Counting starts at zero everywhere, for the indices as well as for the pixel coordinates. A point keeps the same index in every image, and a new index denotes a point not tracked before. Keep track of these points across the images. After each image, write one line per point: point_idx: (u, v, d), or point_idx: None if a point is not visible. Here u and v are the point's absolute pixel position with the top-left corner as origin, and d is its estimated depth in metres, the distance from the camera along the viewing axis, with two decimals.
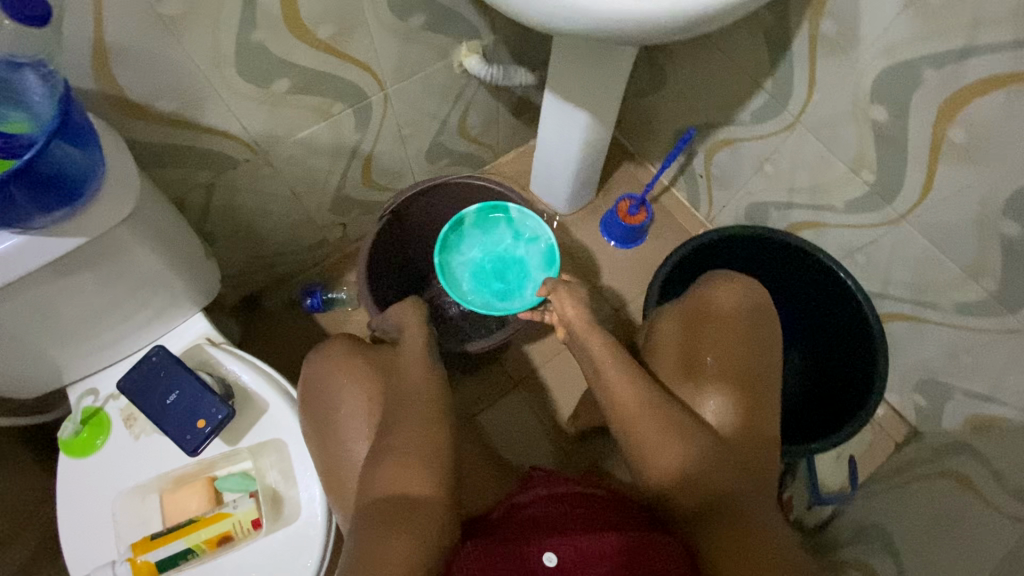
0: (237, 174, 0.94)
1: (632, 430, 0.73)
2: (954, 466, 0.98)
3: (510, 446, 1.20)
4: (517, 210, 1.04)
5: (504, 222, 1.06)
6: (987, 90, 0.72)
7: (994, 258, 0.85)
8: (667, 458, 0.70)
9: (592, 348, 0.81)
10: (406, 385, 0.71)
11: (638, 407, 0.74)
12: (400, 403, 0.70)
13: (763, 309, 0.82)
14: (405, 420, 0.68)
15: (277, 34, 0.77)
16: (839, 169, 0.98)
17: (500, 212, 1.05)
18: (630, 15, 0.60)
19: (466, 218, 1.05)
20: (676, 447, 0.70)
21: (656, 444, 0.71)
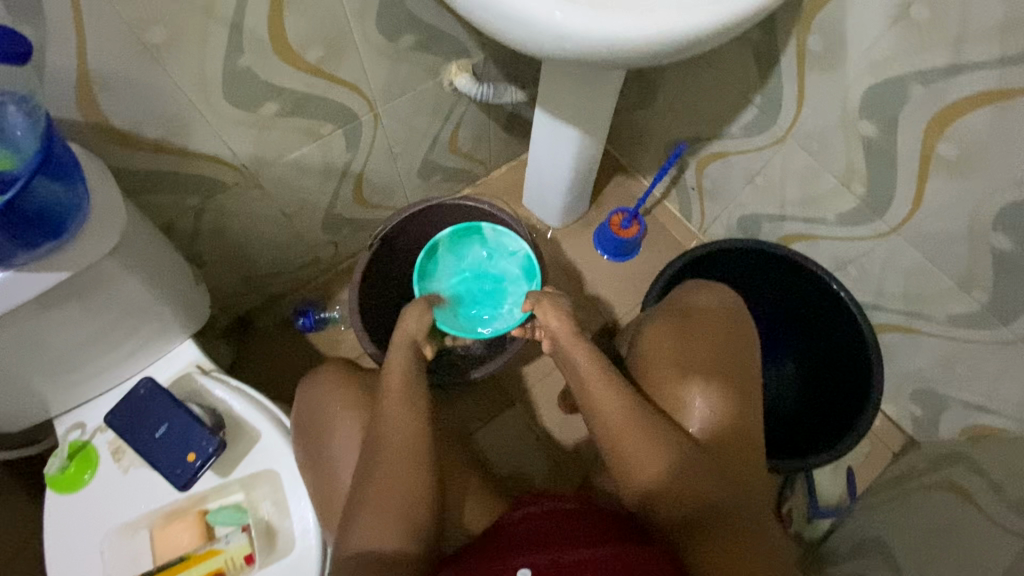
0: (226, 197, 0.93)
1: (618, 446, 0.74)
2: (952, 477, 0.98)
3: (508, 464, 1.19)
4: (489, 226, 1.04)
5: (476, 241, 1.06)
6: (975, 106, 0.73)
7: (986, 270, 0.85)
8: (653, 472, 0.72)
9: (578, 361, 0.81)
10: (385, 418, 0.69)
11: (624, 424, 0.74)
12: (376, 438, 0.68)
13: (741, 319, 0.85)
14: (382, 462, 0.67)
15: (264, 59, 0.76)
16: (829, 183, 0.98)
17: (471, 231, 1.05)
18: (618, 40, 0.60)
19: (440, 242, 1.03)
20: (663, 461, 0.72)
21: (643, 459, 0.72)
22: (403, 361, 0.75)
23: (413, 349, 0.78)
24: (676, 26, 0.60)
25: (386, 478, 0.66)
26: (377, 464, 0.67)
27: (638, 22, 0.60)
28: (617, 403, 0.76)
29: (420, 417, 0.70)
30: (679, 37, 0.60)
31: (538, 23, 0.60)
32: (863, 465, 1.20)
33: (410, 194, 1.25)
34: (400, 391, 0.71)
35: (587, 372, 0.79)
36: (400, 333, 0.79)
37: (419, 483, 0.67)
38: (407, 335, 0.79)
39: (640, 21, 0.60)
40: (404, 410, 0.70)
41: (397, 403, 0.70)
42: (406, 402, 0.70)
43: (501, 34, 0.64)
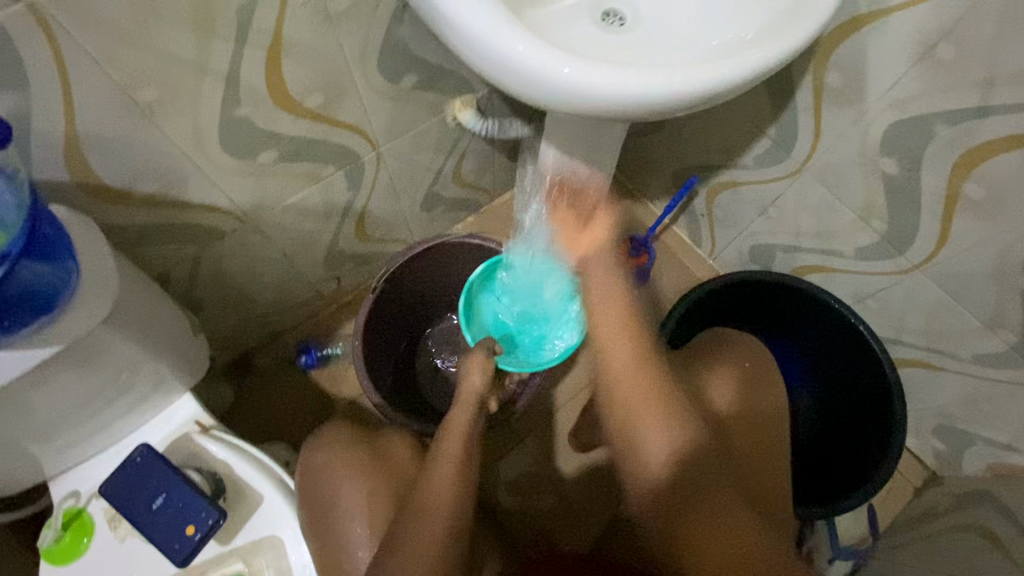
0: (224, 244, 0.90)
1: (626, 410, 0.74)
2: (980, 520, 0.95)
3: (519, 503, 1.16)
4: (513, 255, 1.00)
5: (503, 271, 1.02)
6: (1003, 148, 0.70)
7: (1015, 312, 0.82)
8: (657, 439, 0.71)
9: (611, 303, 0.79)
10: (426, 493, 0.68)
11: (640, 382, 0.74)
12: (419, 500, 0.68)
13: (760, 351, 0.88)
14: (423, 522, 0.66)
15: (262, 109, 0.74)
16: (848, 217, 0.95)
17: (495, 264, 1.03)
18: (630, 96, 0.59)
19: (473, 284, 1.02)
20: (678, 434, 0.71)
21: (649, 427, 0.72)
22: (467, 427, 0.75)
23: (477, 406, 0.78)
24: (692, 83, 0.59)
25: (426, 536, 0.64)
26: (405, 539, 0.65)
27: (652, 79, 0.59)
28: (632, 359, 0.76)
29: (467, 493, 0.70)
30: (696, 91, 0.59)
31: (550, 80, 0.59)
32: (884, 501, 1.16)
33: (414, 227, 1.22)
34: (460, 456, 0.72)
35: (608, 310, 0.79)
36: (466, 388, 0.79)
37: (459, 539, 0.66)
38: (475, 390, 0.79)
39: (655, 78, 0.59)
40: (457, 470, 0.71)
41: (452, 468, 0.70)
42: (462, 467, 0.71)
43: (511, 88, 0.63)
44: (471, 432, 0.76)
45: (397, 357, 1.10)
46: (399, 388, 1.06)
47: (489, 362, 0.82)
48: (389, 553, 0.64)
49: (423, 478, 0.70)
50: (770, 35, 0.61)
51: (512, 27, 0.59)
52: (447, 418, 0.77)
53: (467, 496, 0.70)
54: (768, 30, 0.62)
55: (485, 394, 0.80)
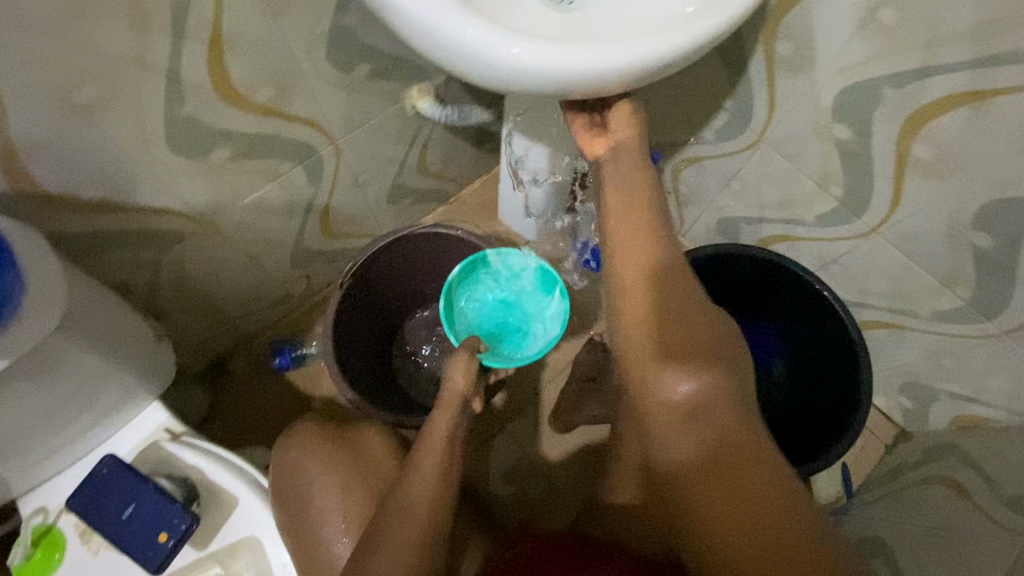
0: (183, 247, 0.88)
1: (645, 351, 0.62)
2: (947, 470, 0.98)
3: (507, 492, 1.17)
4: (493, 252, 1.01)
5: (482, 271, 1.03)
6: (948, 109, 0.72)
7: (967, 268, 0.84)
8: (679, 394, 0.59)
9: (625, 220, 0.66)
10: (406, 490, 0.67)
11: (657, 319, 0.62)
12: (399, 505, 0.67)
13: None
14: (399, 530, 0.64)
15: (209, 106, 0.72)
16: (806, 185, 0.96)
17: (476, 262, 1.01)
18: (578, 72, 0.59)
19: (452, 282, 0.99)
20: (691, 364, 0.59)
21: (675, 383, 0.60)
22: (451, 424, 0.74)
23: (461, 407, 0.76)
24: (642, 56, 0.59)
25: (399, 546, 0.64)
26: (386, 536, 0.65)
27: (599, 54, 0.59)
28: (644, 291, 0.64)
29: (450, 489, 0.69)
30: (645, 65, 0.60)
31: (499, 60, 0.59)
32: (857, 462, 1.19)
33: (382, 220, 1.21)
34: (443, 451, 0.71)
35: (624, 219, 0.67)
36: (450, 390, 0.77)
37: (434, 548, 0.65)
38: (459, 393, 0.77)
39: (604, 52, 0.59)
40: (438, 476, 0.69)
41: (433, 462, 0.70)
42: (443, 473, 0.69)
43: (462, 71, 0.63)
44: (456, 434, 0.74)
45: (372, 353, 1.08)
46: (375, 383, 1.05)
47: (473, 362, 0.79)
48: (365, 558, 0.64)
49: (405, 484, 0.69)
50: (715, 7, 0.62)
51: (457, 8, 0.58)
52: (431, 417, 0.76)
53: (447, 507, 0.68)
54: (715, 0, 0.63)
55: (471, 395, 0.78)
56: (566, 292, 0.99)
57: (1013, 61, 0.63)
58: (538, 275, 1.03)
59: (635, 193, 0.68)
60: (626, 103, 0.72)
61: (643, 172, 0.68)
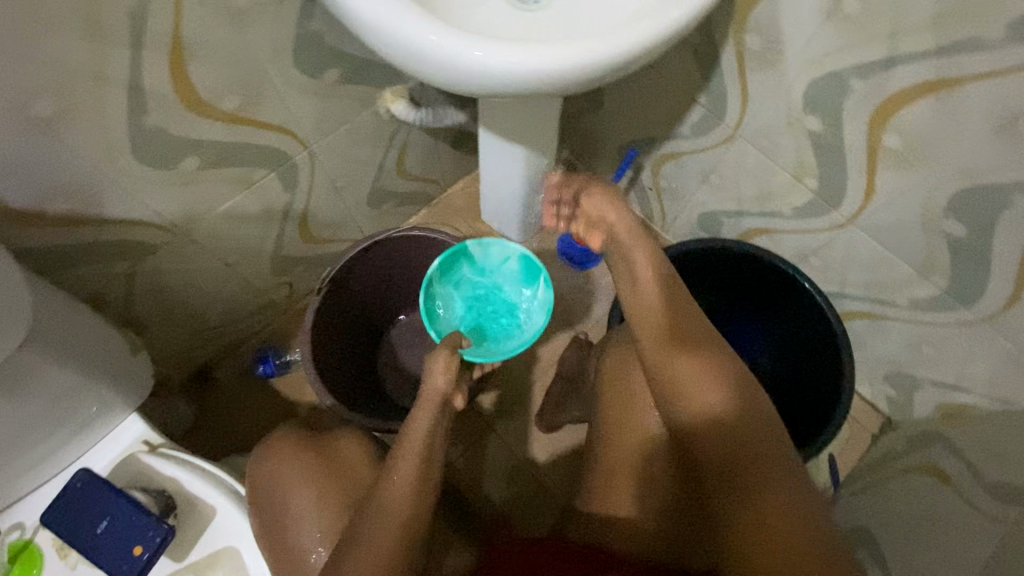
0: (158, 258, 0.88)
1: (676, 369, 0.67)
2: (931, 459, 0.98)
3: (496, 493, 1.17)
4: (474, 243, 1.00)
5: (466, 263, 1.02)
6: (915, 98, 0.72)
7: (943, 256, 0.84)
8: (711, 405, 0.65)
9: (635, 265, 0.72)
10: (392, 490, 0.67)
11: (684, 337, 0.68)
12: (380, 502, 0.67)
13: None
14: (372, 541, 0.64)
15: (175, 116, 0.72)
16: (782, 178, 0.96)
17: (457, 254, 1.00)
18: (537, 71, 0.59)
19: (433, 277, 0.98)
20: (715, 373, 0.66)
21: (702, 389, 0.65)
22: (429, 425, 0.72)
23: (442, 405, 0.73)
24: (604, 53, 0.59)
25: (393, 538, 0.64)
26: (373, 527, 0.65)
27: (557, 53, 0.59)
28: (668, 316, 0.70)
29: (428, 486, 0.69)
30: (608, 62, 0.60)
31: (462, 64, 0.59)
32: (844, 453, 1.19)
33: (363, 225, 1.21)
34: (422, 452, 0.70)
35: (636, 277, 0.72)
36: (428, 389, 0.73)
37: (404, 561, 0.64)
38: (439, 391, 0.74)
39: (567, 51, 0.59)
40: (412, 483, 0.68)
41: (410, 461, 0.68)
42: (418, 481, 0.68)
43: (427, 76, 0.63)
44: (433, 436, 0.72)
45: (355, 358, 1.08)
46: (358, 389, 1.05)
47: (455, 357, 0.75)
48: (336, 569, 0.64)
49: (380, 493, 0.68)
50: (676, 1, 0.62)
51: (418, 14, 0.58)
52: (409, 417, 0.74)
53: (422, 516, 0.67)
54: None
55: (451, 393, 0.74)
56: (550, 281, 0.98)
57: (974, 49, 0.63)
58: (523, 264, 1.01)
59: (641, 260, 0.72)
60: (602, 188, 0.75)
61: (646, 231, 0.73)
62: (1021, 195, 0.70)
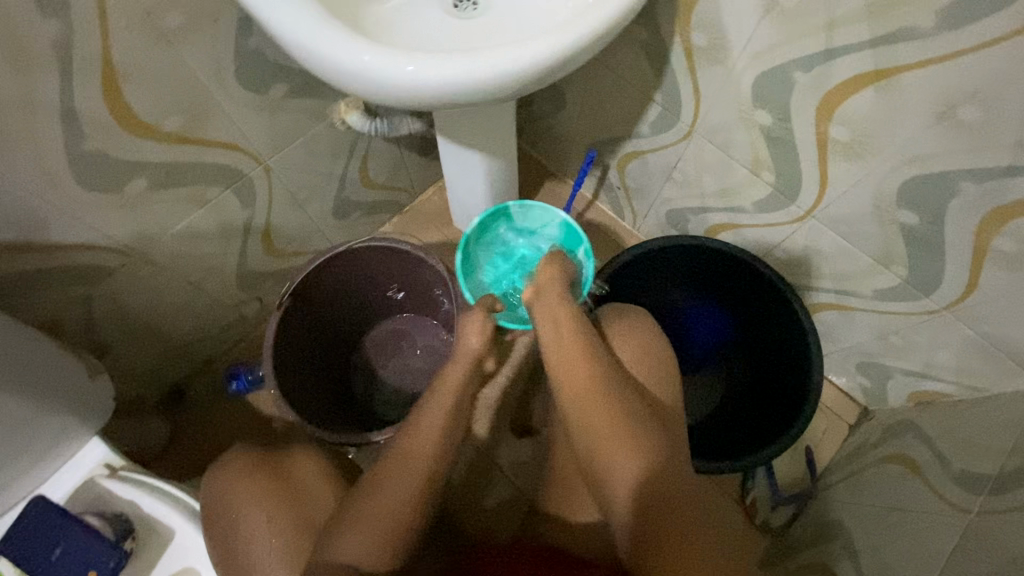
0: (114, 281, 0.87)
1: (586, 425, 0.66)
2: (902, 448, 0.98)
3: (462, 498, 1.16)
4: (515, 205, 1.03)
5: (505, 224, 1.06)
6: (857, 89, 0.71)
7: (898, 245, 0.84)
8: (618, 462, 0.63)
9: (562, 334, 0.72)
10: (417, 441, 0.68)
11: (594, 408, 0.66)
12: (397, 450, 0.67)
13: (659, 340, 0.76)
14: (400, 469, 0.65)
15: (114, 139, 0.72)
16: (741, 173, 0.96)
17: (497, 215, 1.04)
18: (461, 82, 0.59)
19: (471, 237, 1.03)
20: (620, 434, 0.64)
21: (609, 451, 0.64)
22: (462, 376, 0.76)
23: (474, 363, 0.79)
24: (535, 60, 0.59)
25: (388, 506, 0.62)
26: (368, 505, 0.63)
27: (481, 63, 0.59)
28: (594, 394, 0.66)
29: (451, 446, 0.69)
30: (534, 69, 0.60)
31: (394, 80, 0.58)
32: (822, 444, 1.18)
33: (330, 236, 1.20)
34: (450, 407, 0.72)
35: (560, 350, 0.71)
36: (462, 347, 0.80)
37: (413, 523, 0.63)
38: (471, 349, 0.79)
39: (499, 58, 0.59)
40: (445, 425, 0.70)
41: (439, 416, 0.70)
42: (451, 420, 0.71)
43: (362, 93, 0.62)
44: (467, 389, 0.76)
45: (323, 371, 1.07)
46: (325, 402, 1.04)
47: (489, 321, 0.81)
48: (353, 508, 0.63)
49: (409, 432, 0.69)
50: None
51: (346, 32, 0.58)
52: (442, 373, 0.77)
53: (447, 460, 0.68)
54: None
55: (484, 353, 0.80)
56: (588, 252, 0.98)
57: (908, 38, 0.63)
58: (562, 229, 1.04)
59: (567, 337, 0.71)
60: (546, 259, 0.83)
61: (575, 313, 0.74)
62: (968, 182, 0.69)
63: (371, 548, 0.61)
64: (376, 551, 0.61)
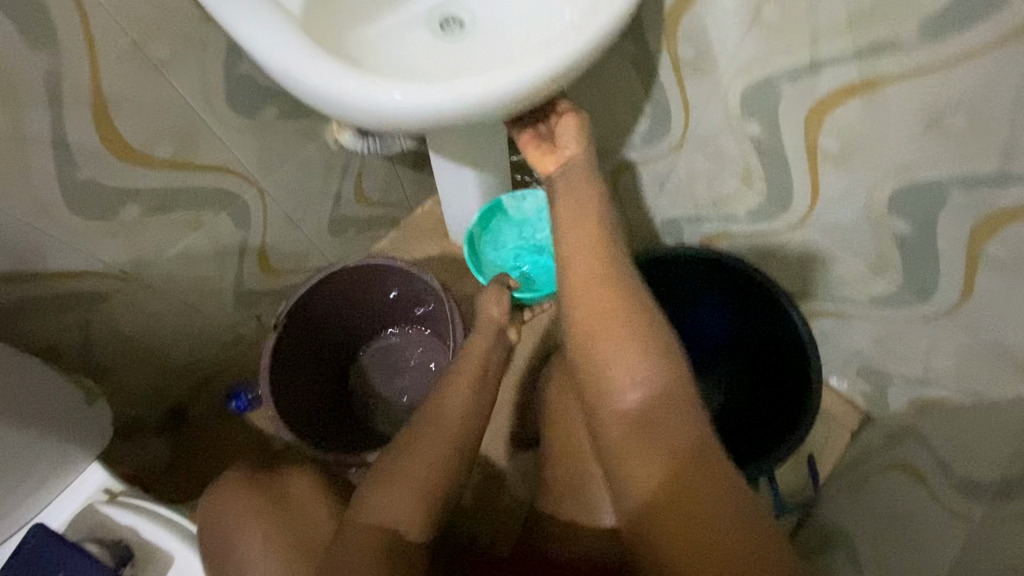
0: (110, 306, 0.88)
1: (601, 334, 0.61)
2: (904, 455, 0.97)
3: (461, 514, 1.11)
4: (508, 199, 1.10)
5: (502, 219, 1.14)
6: (843, 100, 0.71)
7: (892, 252, 0.83)
8: (634, 382, 0.58)
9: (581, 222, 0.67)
10: (443, 413, 0.70)
11: (607, 323, 0.61)
12: (424, 419, 0.70)
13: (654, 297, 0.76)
14: (434, 435, 0.68)
15: (106, 167, 0.73)
16: (733, 182, 0.96)
17: (495, 209, 1.11)
18: (444, 107, 0.59)
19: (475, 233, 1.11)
20: (637, 346, 0.59)
21: (624, 366, 0.59)
22: (486, 346, 0.79)
23: (498, 334, 0.81)
24: (517, 82, 0.59)
25: (414, 469, 0.65)
26: (392, 473, 0.65)
27: (462, 87, 0.59)
28: (609, 291, 0.62)
29: (475, 421, 0.71)
30: (517, 92, 0.60)
31: (385, 108, 0.59)
32: (826, 452, 1.17)
33: (328, 254, 1.20)
34: (473, 377, 0.74)
35: (576, 231, 0.67)
36: (484, 316, 0.83)
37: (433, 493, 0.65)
38: (494, 320, 0.82)
39: (489, 80, 0.59)
40: (470, 397, 0.72)
41: (464, 388, 0.73)
42: (473, 393, 0.73)
43: (353, 120, 0.62)
44: (491, 354, 0.79)
45: (320, 390, 1.07)
46: (322, 421, 1.04)
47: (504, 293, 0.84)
48: (381, 475, 0.66)
49: (441, 402, 0.71)
50: (593, 14, 0.63)
51: (334, 63, 0.58)
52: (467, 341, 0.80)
53: (475, 425, 0.71)
54: (593, 8, 0.64)
55: (507, 324, 0.83)
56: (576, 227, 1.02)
57: (890, 48, 0.63)
58: None
59: (588, 220, 0.68)
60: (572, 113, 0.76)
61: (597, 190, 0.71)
62: (957, 190, 0.69)
63: (409, 513, 0.63)
64: (406, 516, 0.63)
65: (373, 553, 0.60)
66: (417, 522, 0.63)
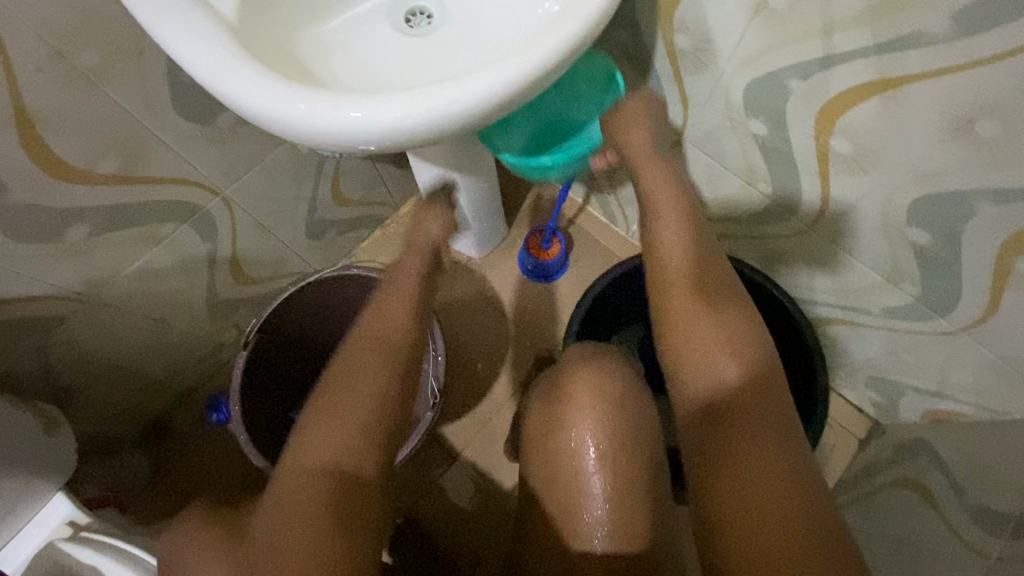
0: (67, 328, 0.83)
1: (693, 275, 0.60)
2: (916, 472, 0.91)
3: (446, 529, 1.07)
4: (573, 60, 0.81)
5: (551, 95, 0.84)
6: (859, 99, 0.63)
7: (909, 263, 0.76)
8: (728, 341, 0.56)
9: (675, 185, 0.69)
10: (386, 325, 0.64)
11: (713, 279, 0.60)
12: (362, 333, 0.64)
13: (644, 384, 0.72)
14: (372, 352, 0.61)
15: (44, 189, 0.68)
16: (736, 183, 0.88)
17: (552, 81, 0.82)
18: (399, 126, 0.52)
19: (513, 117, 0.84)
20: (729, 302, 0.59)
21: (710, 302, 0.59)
22: (421, 264, 0.70)
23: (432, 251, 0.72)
24: (483, 94, 0.52)
25: (361, 383, 0.58)
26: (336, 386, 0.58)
27: (419, 102, 0.52)
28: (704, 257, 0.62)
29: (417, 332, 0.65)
30: (482, 104, 0.52)
31: (338, 130, 0.51)
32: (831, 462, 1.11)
33: (308, 258, 1.13)
34: (413, 292, 0.68)
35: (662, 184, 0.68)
36: (419, 234, 0.72)
37: (389, 412, 0.57)
38: (429, 236, 0.72)
39: (454, 90, 0.51)
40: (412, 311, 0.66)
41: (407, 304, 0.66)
42: (416, 307, 0.67)
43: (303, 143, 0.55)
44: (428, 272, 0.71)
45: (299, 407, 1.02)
46: None
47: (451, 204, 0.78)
48: (315, 409, 0.57)
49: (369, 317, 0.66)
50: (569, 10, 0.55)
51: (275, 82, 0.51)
52: (398, 258, 0.71)
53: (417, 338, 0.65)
54: None
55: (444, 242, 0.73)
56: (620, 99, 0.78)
57: (916, 44, 0.54)
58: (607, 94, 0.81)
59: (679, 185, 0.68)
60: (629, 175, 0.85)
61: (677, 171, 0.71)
62: (985, 202, 0.62)
63: (354, 450, 0.54)
64: (354, 443, 0.54)
65: (320, 497, 0.50)
66: (369, 458, 0.54)
